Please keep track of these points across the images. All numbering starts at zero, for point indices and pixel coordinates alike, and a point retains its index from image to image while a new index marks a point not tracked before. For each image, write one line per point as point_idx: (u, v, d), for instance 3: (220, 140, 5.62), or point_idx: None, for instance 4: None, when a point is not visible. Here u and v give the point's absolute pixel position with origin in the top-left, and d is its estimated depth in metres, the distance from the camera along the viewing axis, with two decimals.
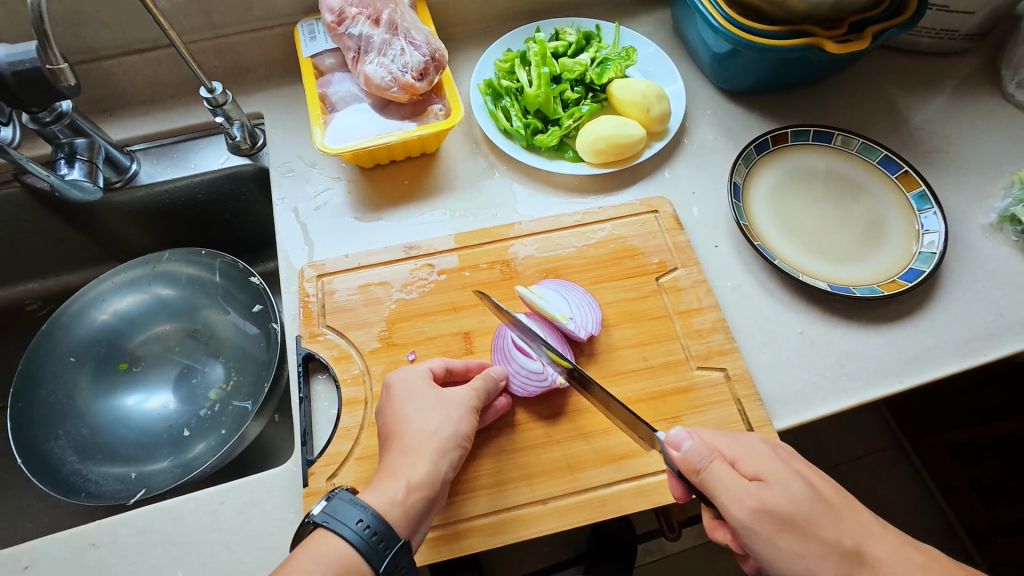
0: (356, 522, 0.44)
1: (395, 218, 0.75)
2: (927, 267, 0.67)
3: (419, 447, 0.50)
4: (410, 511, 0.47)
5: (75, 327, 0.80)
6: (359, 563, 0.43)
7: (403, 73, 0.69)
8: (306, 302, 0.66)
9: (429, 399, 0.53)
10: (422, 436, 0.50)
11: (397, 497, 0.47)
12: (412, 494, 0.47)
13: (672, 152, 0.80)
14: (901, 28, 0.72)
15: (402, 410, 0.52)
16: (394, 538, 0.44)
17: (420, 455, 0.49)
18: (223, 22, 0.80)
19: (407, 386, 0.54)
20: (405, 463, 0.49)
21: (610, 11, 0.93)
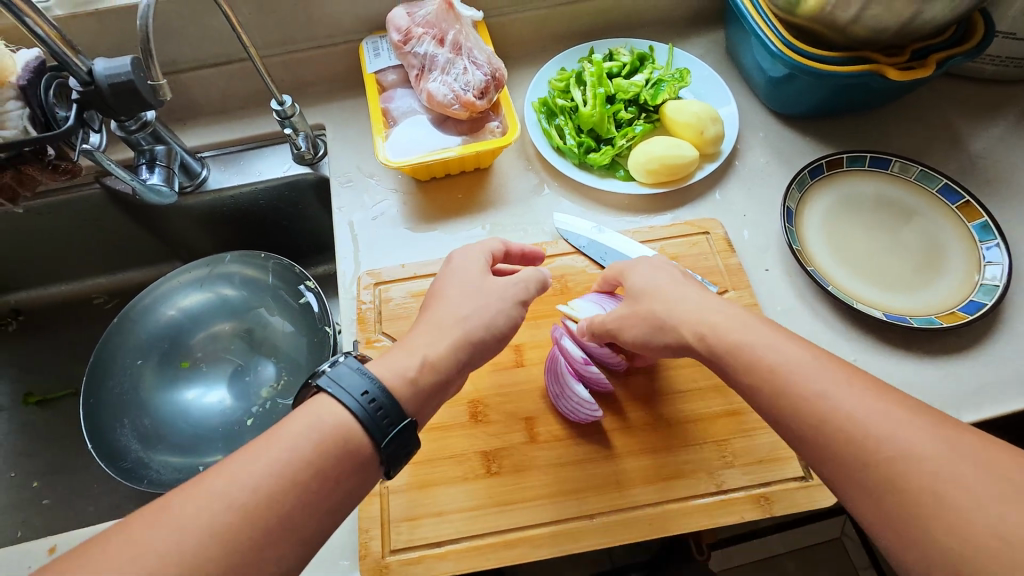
0: (360, 393, 0.47)
1: (448, 231, 0.78)
2: (989, 300, 0.66)
3: (450, 325, 0.56)
4: (418, 390, 0.51)
5: (144, 322, 0.84)
6: (360, 431, 0.46)
7: (465, 92, 0.71)
8: (364, 307, 0.69)
9: (465, 290, 0.59)
10: (451, 316, 0.56)
11: (407, 373, 0.51)
12: (422, 373, 0.52)
13: (723, 174, 0.80)
14: (965, 57, 0.71)
15: (448, 288, 0.59)
16: (396, 417, 0.47)
17: (440, 336, 0.55)
18: (293, 38, 0.85)
19: (464, 268, 0.61)
20: (423, 342, 0.54)
21: (665, 32, 0.94)
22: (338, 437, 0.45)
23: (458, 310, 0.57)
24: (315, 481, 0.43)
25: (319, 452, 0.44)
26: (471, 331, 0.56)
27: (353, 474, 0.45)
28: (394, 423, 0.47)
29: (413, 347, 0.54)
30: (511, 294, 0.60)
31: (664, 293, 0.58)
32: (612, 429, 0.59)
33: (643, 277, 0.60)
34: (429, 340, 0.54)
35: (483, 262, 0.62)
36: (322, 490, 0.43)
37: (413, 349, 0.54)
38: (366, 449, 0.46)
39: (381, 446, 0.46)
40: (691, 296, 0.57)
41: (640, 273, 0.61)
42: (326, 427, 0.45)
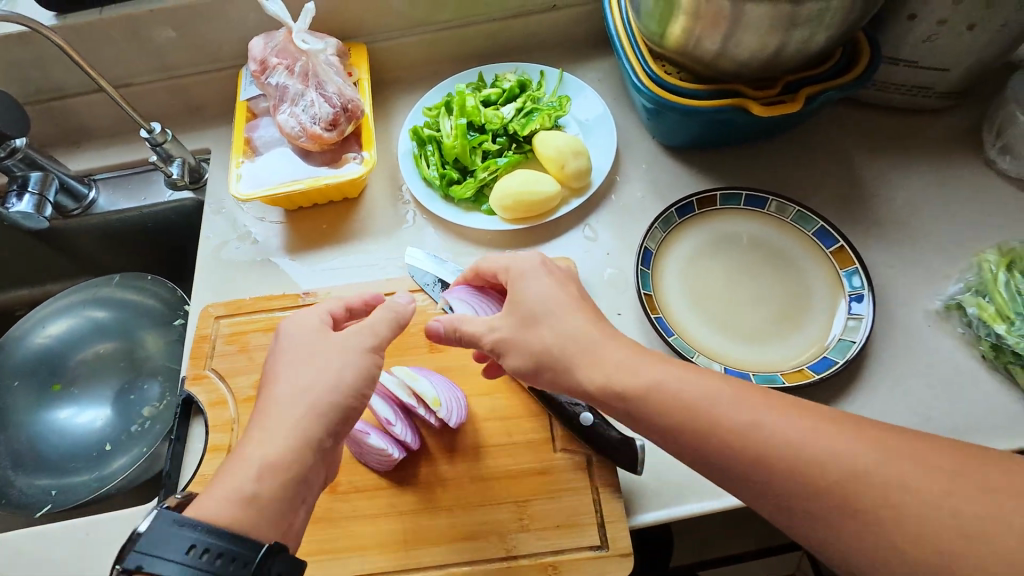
0: (189, 548, 0.41)
1: (309, 262, 0.77)
2: (840, 359, 0.61)
3: (295, 403, 0.49)
4: (264, 501, 0.45)
5: (31, 343, 0.88)
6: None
7: (312, 124, 0.70)
8: (200, 341, 0.68)
9: (321, 329, 0.53)
10: (294, 396, 0.49)
11: (244, 486, 0.45)
12: (265, 477, 0.46)
13: (595, 208, 0.77)
14: (850, 87, 0.67)
15: (284, 363, 0.51)
16: (247, 556, 0.42)
17: (277, 429, 0.47)
18: (178, 64, 0.86)
19: (301, 336, 0.53)
20: (258, 442, 0.47)
21: (561, 56, 0.91)
22: None
23: (314, 369, 0.50)
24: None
25: None
26: (324, 402, 0.49)
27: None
28: (251, 564, 0.41)
29: (281, 396, 0.49)
30: (385, 318, 0.54)
31: (559, 319, 0.51)
32: (411, 482, 0.57)
33: (532, 286, 0.53)
34: (295, 381, 0.50)
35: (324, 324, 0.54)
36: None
37: (289, 398, 0.49)
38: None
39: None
40: (568, 318, 0.51)
41: (527, 281, 0.54)
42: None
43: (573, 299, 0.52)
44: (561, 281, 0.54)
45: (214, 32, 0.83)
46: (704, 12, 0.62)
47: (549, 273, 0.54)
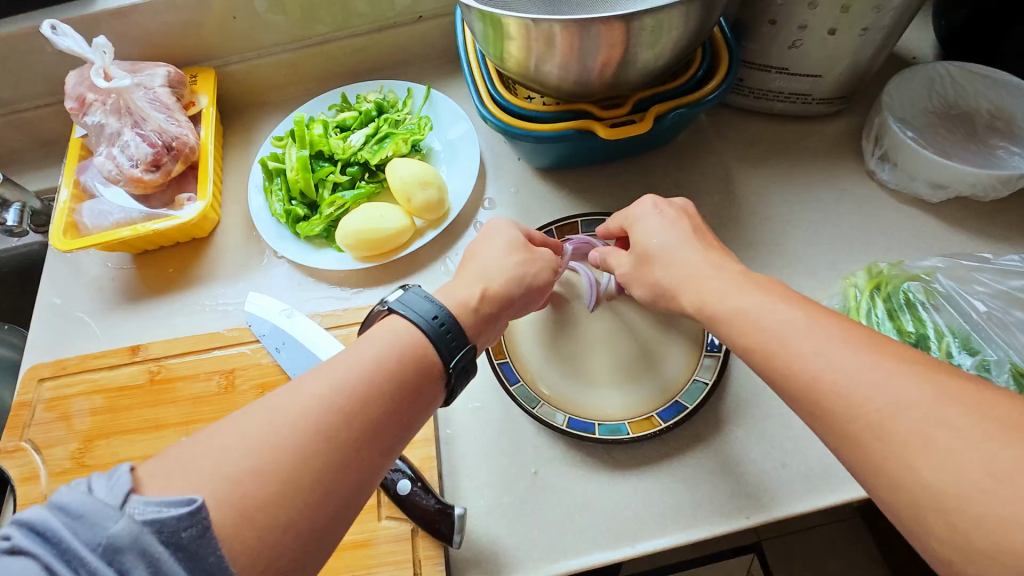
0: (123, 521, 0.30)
1: (153, 311, 0.72)
2: (690, 404, 0.56)
3: (492, 268, 0.51)
4: (481, 317, 0.48)
5: None
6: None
7: (129, 166, 0.65)
8: (19, 408, 0.63)
9: (513, 248, 0.54)
10: (491, 263, 0.52)
11: (468, 302, 0.48)
12: (484, 300, 0.49)
13: (458, 237, 0.72)
14: (718, 93, 0.62)
15: (494, 247, 0.54)
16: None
17: (476, 276, 0.50)
18: (14, 98, 0.79)
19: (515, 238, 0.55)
20: (475, 277, 0.50)
21: (436, 71, 0.85)
22: None
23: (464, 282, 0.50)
24: (376, 408, 0.38)
25: None
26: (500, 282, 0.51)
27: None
28: (461, 342, 0.44)
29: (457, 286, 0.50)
30: (541, 257, 0.54)
31: (641, 232, 0.52)
32: None
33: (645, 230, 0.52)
34: (466, 284, 0.50)
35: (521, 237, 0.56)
36: (395, 408, 0.39)
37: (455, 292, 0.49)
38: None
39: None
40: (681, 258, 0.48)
41: (639, 227, 0.53)
42: (396, 351, 0.41)
43: (685, 238, 0.50)
44: (668, 219, 0.52)
45: (44, 64, 0.76)
46: (533, 37, 0.55)
47: (662, 213, 0.52)
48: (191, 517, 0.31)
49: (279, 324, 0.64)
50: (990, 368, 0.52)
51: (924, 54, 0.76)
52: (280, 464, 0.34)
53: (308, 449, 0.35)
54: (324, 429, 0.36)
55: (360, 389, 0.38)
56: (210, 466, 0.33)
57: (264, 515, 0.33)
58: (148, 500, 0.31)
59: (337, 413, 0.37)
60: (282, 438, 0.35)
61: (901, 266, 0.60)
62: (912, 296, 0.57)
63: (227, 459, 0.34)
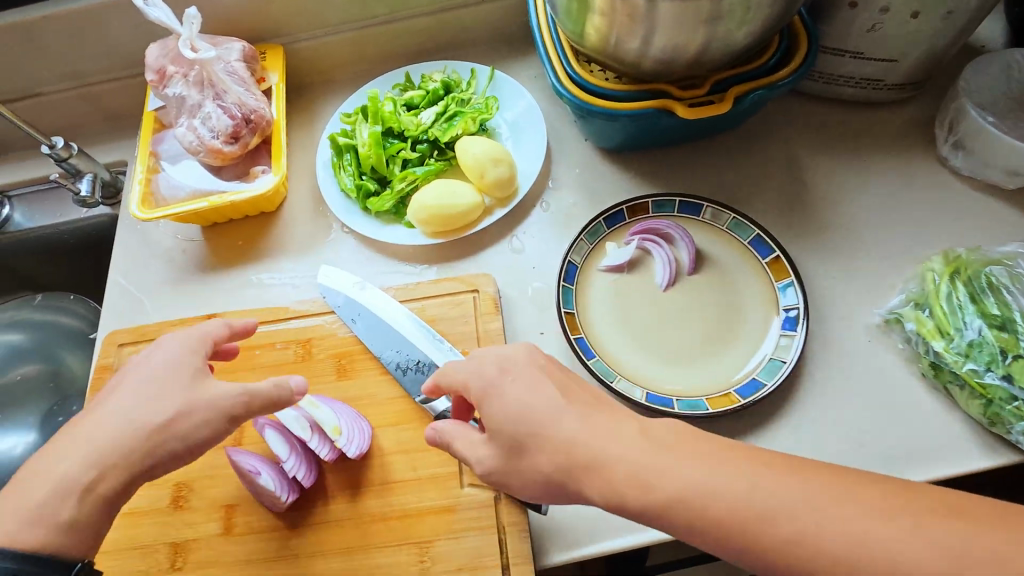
0: None
1: (224, 282, 0.73)
2: (768, 382, 0.57)
3: (108, 417, 0.49)
4: (99, 500, 0.47)
5: None
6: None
7: (210, 138, 0.66)
8: (101, 372, 0.65)
9: (189, 395, 0.51)
10: (119, 419, 0.49)
11: (37, 497, 0.46)
12: (88, 473, 0.47)
13: (525, 216, 0.72)
14: (797, 75, 0.62)
15: (127, 382, 0.51)
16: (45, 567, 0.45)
17: (106, 418, 0.49)
18: (86, 70, 0.81)
19: (161, 361, 0.52)
20: (89, 421, 0.49)
21: (498, 52, 0.86)
22: None
23: (141, 393, 0.50)
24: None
25: None
26: (145, 420, 0.49)
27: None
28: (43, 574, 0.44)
29: (91, 435, 0.48)
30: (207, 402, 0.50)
31: (522, 404, 0.44)
32: (316, 521, 0.54)
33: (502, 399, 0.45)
34: (98, 428, 0.49)
35: (200, 359, 0.53)
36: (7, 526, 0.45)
37: (110, 423, 0.49)
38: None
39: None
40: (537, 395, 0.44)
41: (500, 394, 0.45)
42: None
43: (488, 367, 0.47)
44: (543, 380, 0.45)
45: (119, 37, 0.77)
46: (618, 11, 0.56)
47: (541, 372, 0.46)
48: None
49: (353, 295, 0.65)
50: None
51: (995, 43, 0.76)
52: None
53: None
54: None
55: (129, 446, 0.48)
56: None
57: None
58: None
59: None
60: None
61: (980, 251, 0.60)
62: (994, 280, 0.57)
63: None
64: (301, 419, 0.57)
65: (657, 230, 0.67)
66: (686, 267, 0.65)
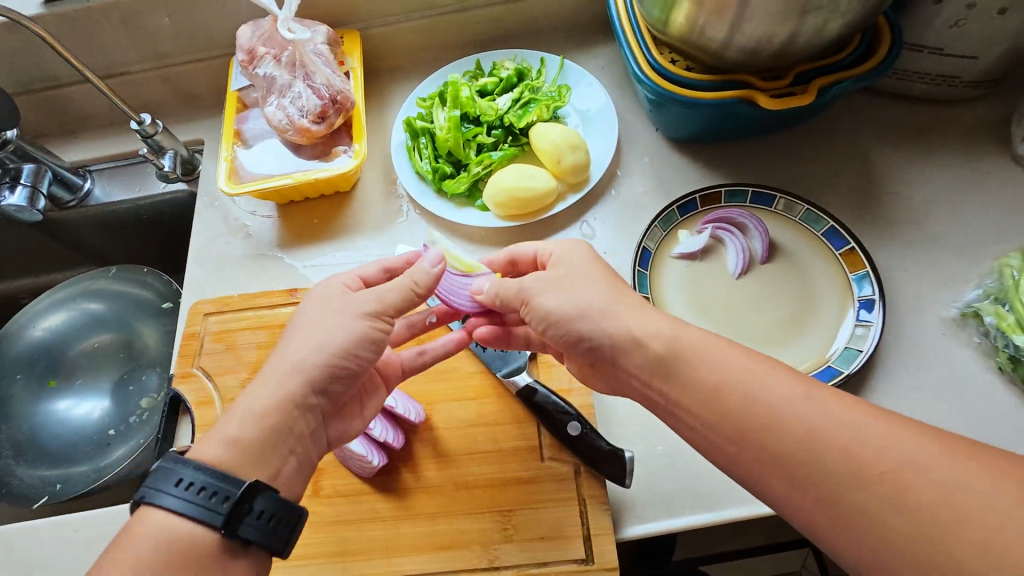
0: (182, 486, 0.42)
1: (300, 258, 0.75)
2: (846, 369, 0.58)
3: (297, 368, 0.48)
4: (246, 453, 0.45)
5: (21, 343, 0.87)
6: (199, 528, 0.41)
7: (300, 117, 0.68)
8: (189, 339, 0.68)
9: (345, 309, 0.50)
10: (303, 359, 0.48)
11: (229, 437, 0.45)
12: (258, 427, 0.46)
13: (595, 203, 0.74)
14: (882, 68, 0.63)
15: (299, 328, 0.50)
16: (229, 491, 0.42)
17: (294, 375, 0.47)
18: (170, 51, 0.83)
19: (331, 297, 0.52)
20: (286, 378, 0.47)
21: (564, 43, 0.87)
22: (177, 550, 0.41)
23: (313, 340, 0.49)
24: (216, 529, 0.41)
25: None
26: (312, 368, 0.48)
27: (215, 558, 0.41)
28: (231, 501, 0.42)
29: (272, 378, 0.48)
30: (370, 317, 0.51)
31: (640, 318, 0.47)
32: (401, 486, 0.56)
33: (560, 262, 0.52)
34: (288, 371, 0.48)
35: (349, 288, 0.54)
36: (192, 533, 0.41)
37: (271, 376, 0.48)
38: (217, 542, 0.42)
39: (229, 531, 0.42)
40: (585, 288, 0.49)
41: (564, 261, 0.52)
42: (155, 552, 0.40)
43: (609, 276, 0.51)
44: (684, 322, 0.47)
45: (204, 18, 0.80)
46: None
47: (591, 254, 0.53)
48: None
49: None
50: None
51: None
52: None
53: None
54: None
55: (275, 416, 0.46)
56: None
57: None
58: None
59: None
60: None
61: None
62: None
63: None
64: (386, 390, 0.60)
65: (732, 219, 0.68)
66: (758, 256, 0.66)
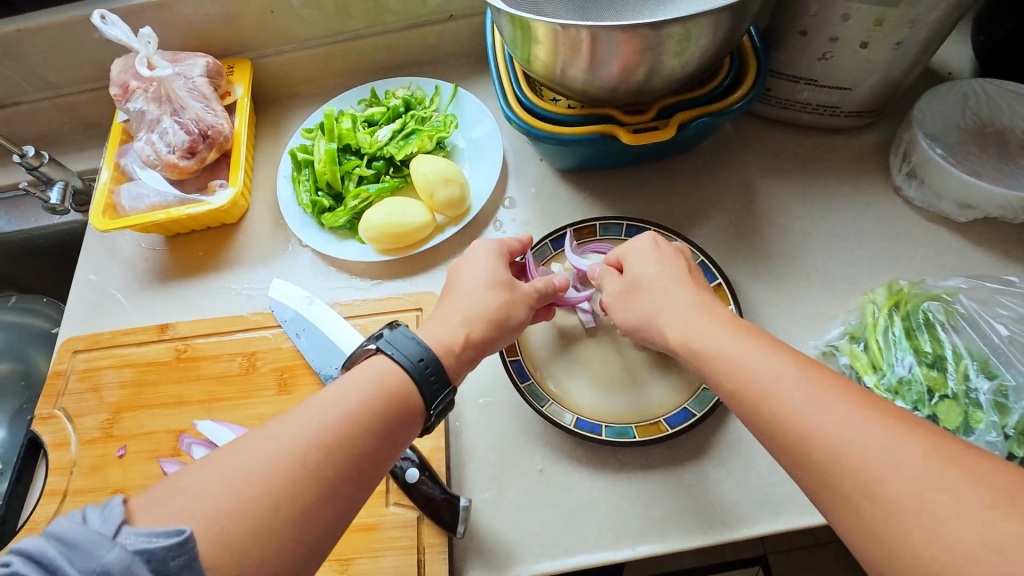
0: (416, 356, 0.45)
1: (180, 291, 0.74)
2: (699, 411, 0.56)
3: (480, 300, 0.51)
4: (461, 360, 0.49)
5: None
6: (413, 392, 0.44)
7: (168, 152, 0.68)
8: (53, 377, 0.67)
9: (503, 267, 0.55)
10: (483, 300, 0.51)
11: (452, 344, 0.48)
12: (468, 343, 0.49)
13: (478, 234, 0.73)
14: (745, 102, 0.62)
15: (465, 275, 0.54)
16: (445, 378, 0.46)
17: (477, 308, 0.51)
18: (62, 82, 0.83)
19: (481, 261, 0.55)
20: (471, 307, 0.51)
21: (464, 70, 0.87)
22: (390, 399, 0.43)
23: (484, 282, 0.53)
24: (362, 434, 0.41)
25: (324, 452, 0.39)
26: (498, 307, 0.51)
27: (408, 416, 0.44)
28: (443, 390, 0.46)
29: (447, 318, 0.50)
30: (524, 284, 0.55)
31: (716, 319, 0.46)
32: None
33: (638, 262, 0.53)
34: (462, 312, 0.50)
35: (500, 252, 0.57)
36: (364, 427, 0.41)
37: (477, 300, 0.51)
38: (418, 405, 0.44)
39: (430, 404, 0.45)
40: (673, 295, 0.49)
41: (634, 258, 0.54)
42: (374, 390, 0.43)
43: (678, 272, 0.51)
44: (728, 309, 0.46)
45: (90, 50, 0.79)
46: (561, 43, 0.56)
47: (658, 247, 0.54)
48: (180, 546, 0.33)
49: (301, 311, 0.66)
50: (1008, 395, 0.51)
51: (959, 69, 0.75)
52: (266, 488, 0.36)
53: (291, 480, 0.37)
54: (304, 460, 0.38)
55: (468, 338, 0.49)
56: (197, 502, 0.35)
57: (247, 541, 0.35)
58: (140, 530, 0.34)
59: (354, 425, 0.41)
60: (268, 475, 0.37)
61: (922, 284, 0.59)
62: (931, 316, 0.56)
63: (223, 492, 0.36)
64: (230, 432, 0.59)
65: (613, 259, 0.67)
66: None
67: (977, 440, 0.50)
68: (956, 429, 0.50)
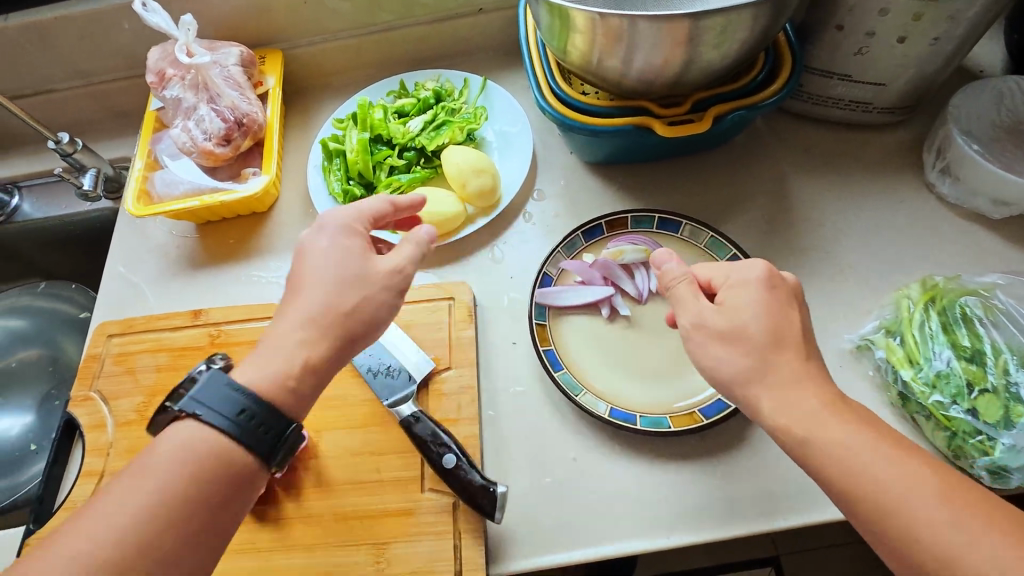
0: (230, 411, 0.43)
1: (211, 278, 0.75)
2: (734, 403, 0.57)
3: (313, 320, 0.46)
4: (301, 393, 0.46)
5: None
6: (235, 450, 0.43)
7: (204, 140, 0.68)
8: (88, 360, 0.67)
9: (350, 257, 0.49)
10: (319, 316, 0.47)
11: (286, 381, 0.45)
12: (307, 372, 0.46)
13: (508, 226, 0.73)
14: (780, 96, 0.63)
15: (305, 279, 0.48)
16: (274, 424, 0.44)
17: (308, 329, 0.46)
18: (95, 70, 0.84)
19: (322, 260, 0.48)
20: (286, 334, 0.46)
21: (493, 63, 0.87)
22: (203, 464, 0.42)
23: (318, 293, 0.47)
24: (181, 506, 0.41)
25: (133, 528, 0.40)
26: (346, 325, 0.47)
27: (236, 479, 0.43)
28: (280, 441, 0.44)
29: (275, 351, 0.46)
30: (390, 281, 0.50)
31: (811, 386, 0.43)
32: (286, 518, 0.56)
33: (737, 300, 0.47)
34: (291, 340, 0.46)
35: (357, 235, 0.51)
36: (184, 495, 0.41)
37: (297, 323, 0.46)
38: (250, 468, 0.44)
39: (266, 460, 0.44)
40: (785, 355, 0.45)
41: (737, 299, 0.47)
42: (183, 457, 0.42)
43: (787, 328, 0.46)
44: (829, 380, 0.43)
45: (125, 38, 0.80)
46: (598, 32, 0.56)
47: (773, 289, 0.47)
48: None
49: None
50: None
51: (992, 67, 0.75)
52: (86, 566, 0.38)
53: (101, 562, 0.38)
54: (124, 542, 0.39)
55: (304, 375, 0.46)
56: None
57: None
58: None
59: (165, 498, 0.41)
60: (82, 553, 0.38)
61: (959, 280, 0.59)
62: (969, 311, 0.56)
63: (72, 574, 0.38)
64: None
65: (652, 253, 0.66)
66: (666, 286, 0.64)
67: (1017, 433, 0.50)
68: (995, 423, 0.50)
